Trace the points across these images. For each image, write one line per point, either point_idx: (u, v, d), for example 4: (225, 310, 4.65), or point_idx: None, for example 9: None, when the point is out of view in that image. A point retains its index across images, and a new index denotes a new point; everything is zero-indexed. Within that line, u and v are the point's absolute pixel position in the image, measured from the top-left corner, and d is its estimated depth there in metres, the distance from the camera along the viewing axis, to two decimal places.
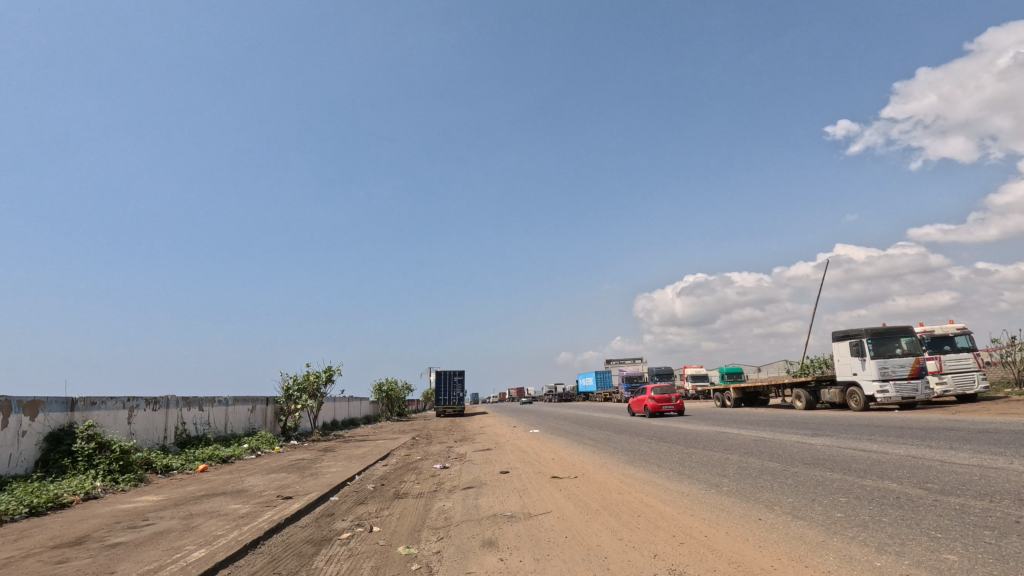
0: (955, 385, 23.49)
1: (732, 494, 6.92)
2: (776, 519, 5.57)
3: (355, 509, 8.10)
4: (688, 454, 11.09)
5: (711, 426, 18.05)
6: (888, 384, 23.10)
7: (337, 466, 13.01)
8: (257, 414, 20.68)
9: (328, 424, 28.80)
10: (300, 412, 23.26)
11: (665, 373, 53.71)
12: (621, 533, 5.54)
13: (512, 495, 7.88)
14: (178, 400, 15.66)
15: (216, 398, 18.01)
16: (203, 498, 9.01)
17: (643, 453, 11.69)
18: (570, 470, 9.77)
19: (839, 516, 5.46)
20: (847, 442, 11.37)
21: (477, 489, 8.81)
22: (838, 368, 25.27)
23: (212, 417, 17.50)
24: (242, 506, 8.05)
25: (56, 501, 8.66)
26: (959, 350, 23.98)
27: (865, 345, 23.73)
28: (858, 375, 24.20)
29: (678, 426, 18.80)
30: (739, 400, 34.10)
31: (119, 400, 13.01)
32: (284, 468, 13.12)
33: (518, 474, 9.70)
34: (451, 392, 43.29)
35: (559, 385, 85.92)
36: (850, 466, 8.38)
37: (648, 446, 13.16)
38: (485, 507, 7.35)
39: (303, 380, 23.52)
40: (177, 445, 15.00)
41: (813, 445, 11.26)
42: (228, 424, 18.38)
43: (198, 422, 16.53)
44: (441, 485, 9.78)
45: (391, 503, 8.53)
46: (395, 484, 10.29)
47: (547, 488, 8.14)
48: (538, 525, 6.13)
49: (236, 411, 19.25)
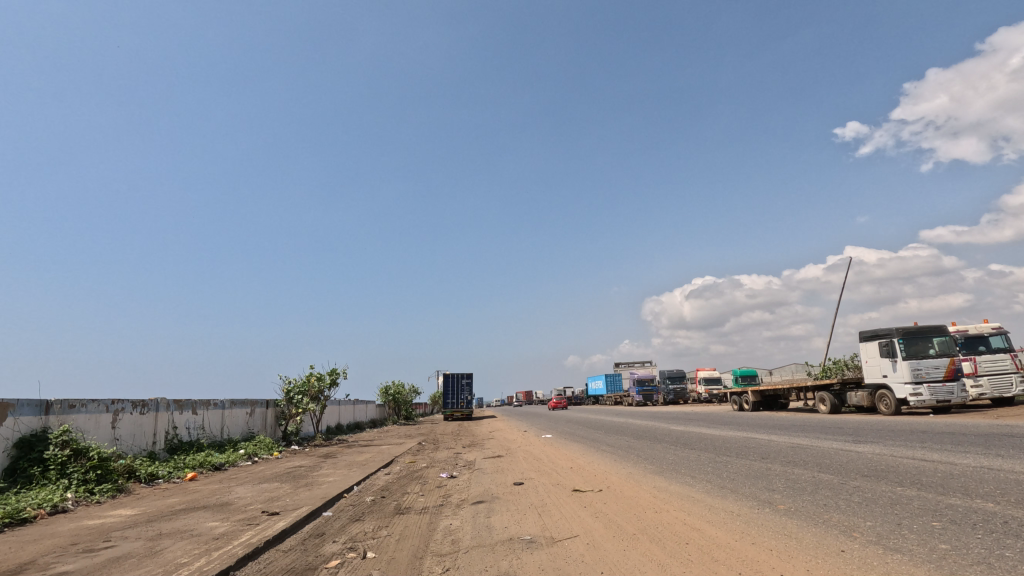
0: (992, 387, 22.14)
1: (793, 515, 5.81)
2: (865, 552, 4.46)
3: (349, 529, 7.08)
4: (722, 463, 9.97)
5: (736, 431, 16.88)
6: (921, 386, 21.79)
7: (336, 474, 12.00)
8: (256, 417, 19.77)
9: (331, 428, 27.87)
10: (301, 415, 22.31)
11: (677, 377, 51.96)
12: (671, 568, 4.45)
13: (530, 514, 6.82)
14: (170, 403, 14.79)
15: (212, 401, 17.07)
16: (181, 513, 8.02)
17: (671, 462, 10.56)
18: (592, 481, 8.70)
19: (948, 550, 4.34)
20: (901, 450, 10.15)
21: (489, 504, 7.76)
22: (866, 369, 23.99)
23: (207, 421, 16.57)
24: (220, 525, 7.04)
25: (16, 515, 7.71)
26: (995, 351, 22.64)
27: (897, 345, 22.44)
28: (889, 378, 22.91)
29: (700, 431, 17.63)
30: (758, 403, 32.77)
31: (101, 403, 12.12)
32: (279, 477, 12.11)
33: (534, 486, 8.64)
34: (459, 395, 42.30)
35: (568, 388, 84.75)
36: (920, 479, 7.23)
37: (674, 453, 12.02)
38: (499, 529, 6.31)
39: (305, 382, 22.60)
40: (168, 451, 14.08)
41: (863, 453, 10.05)
42: (224, 429, 17.46)
43: (192, 426, 15.61)
44: (448, 498, 8.74)
45: (391, 520, 7.50)
46: (397, 497, 9.26)
47: (570, 505, 7.05)
48: (565, 554, 5.07)
49: (234, 415, 18.32)
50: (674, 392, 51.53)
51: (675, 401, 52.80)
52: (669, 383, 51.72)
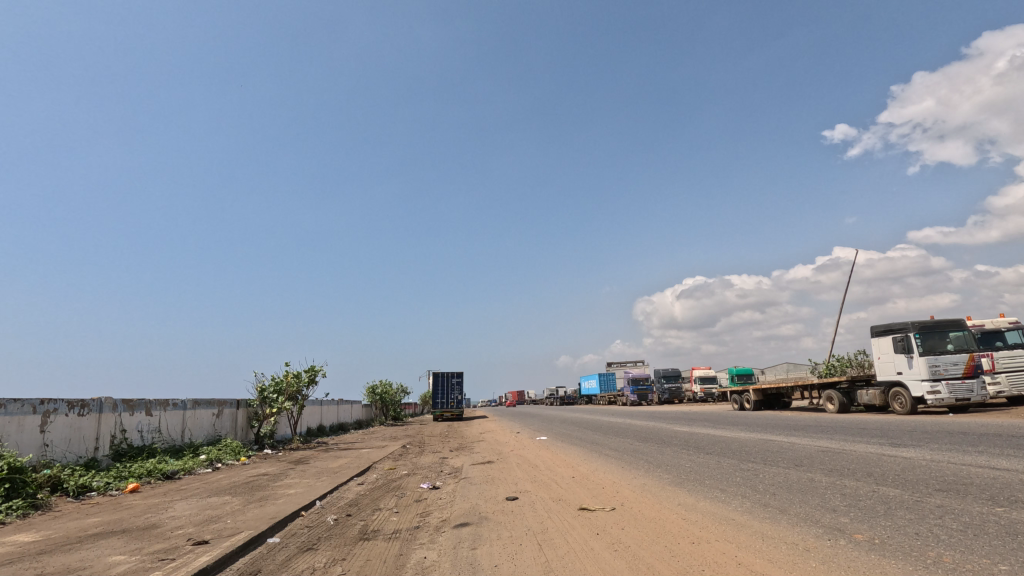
0: (1012, 384, 20.79)
1: (885, 552, 4.28)
2: None
3: (295, 563, 5.52)
4: (752, 472, 8.44)
5: (750, 433, 15.40)
6: (939, 383, 20.44)
7: (301, 485, 10.30)
8: (224, 419, 18.08)
9: (312, 430, 26.15)
10: (276, 416, 20.64)
11: (673, 376, 50.66)
12: None
13: (528, 545, 5.31)
14: (117, 403, 13.12)
15: (170, 401, 15.34)
16: (88, 542, 6.35)
17: (690, 471, 9.05)
18: (601, 497, 7.16)
19: None
20: (960, 456, 8.66)
21: (475, 528, 6.23)
22: (879, 366, 22.69)
23: (165, 424, 14.86)
24: (122, 563, 5.42)
25: None
26: (1013, 347, 21.37)
27: (913, 341, 21.08)
28: (904, 375, 21.57)
29: (709, 432, 16.15)
30: (760, 403, 31.39)
31: (26, 404, 10.48)
32: (234, 488, 10.39)
33: (532, 503, 7.12)
34: (450, 394, 40.72)
35: (562, 388, 83.34)
36: (1017, 496, 5.73)
37: (690, 459, 10.46)
38: (487, 568, 4.74)
39: (280, 380, 20.91)
40: (112, 458, 12.42)
41: (916, 461, 8.56)
42: (186, 432, 15.77)
43: (145, 429, 13.94)
44: (427, 517, 7.19)
45: (351, 550, 5.94)
46: (365, 516, 7.69)
47: (579, 534, 5.54)
48: None
49: (197, 417, 16.60)
50: (670, 391, 50.07)
51: (670, 401, 51.48)
52: (664, 381, 50.29)
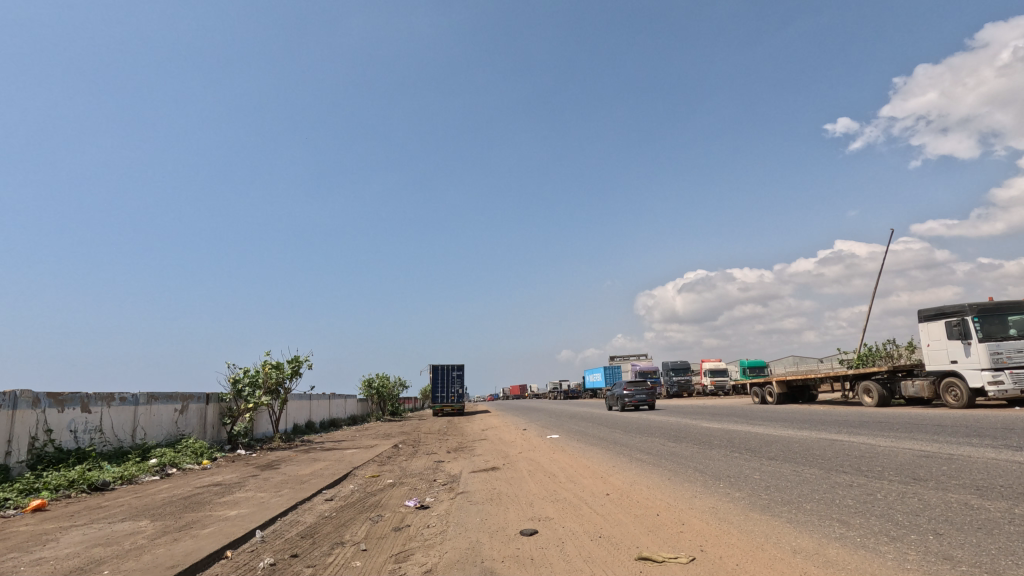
0: None
1: None
2: None
3: None
4: (864, 491, 6.01)
5: (800, 431, 13.00)
6: (1002, 373, 18.05)
7: (248, 504, 7.85)
8: (189, 415, 15.75)
9: (299, 427, 23.84)
10: (252, 412, 18.31)
11: (682, 368, 47.75)
12: None
13: None
14: (40, 397, 10.77)
15: (118, 395, 12.97)
16: None
17: (770, 486, 6.61)
18: (666, 535, 4.80)
19: None
20: None
21: None
22: (929, 355, 20.36)
23: (109, 423, 12.50)
24: None
25: None
26: None
27: (971, 325, 18.57)
28: (960, 364, 19.18)
29: (750, 431, 13.66)
30: (785, 397, 29.00)
31: None
32: (164, 507, 8.00)
33: (564, 544, 4.71)
34: (450, 389, 38.41)
35: (565, 384, 81.07)
36: None
37: (755, 467, 8.05)
38: None
39: (257, 372, 18.60)
40: (28, 466, 10.07)
41: None
42: (137, 431, 13.44)
43: (80, 428, 11.60)
44: (402, 566, 4.79)
45: None
46: (317, 558, 5.31)
47: None
48: None
49: (153, 414, 14.24)
50: (679, 384, 47.67)
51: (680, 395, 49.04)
52: (673, 375, 47.89)
